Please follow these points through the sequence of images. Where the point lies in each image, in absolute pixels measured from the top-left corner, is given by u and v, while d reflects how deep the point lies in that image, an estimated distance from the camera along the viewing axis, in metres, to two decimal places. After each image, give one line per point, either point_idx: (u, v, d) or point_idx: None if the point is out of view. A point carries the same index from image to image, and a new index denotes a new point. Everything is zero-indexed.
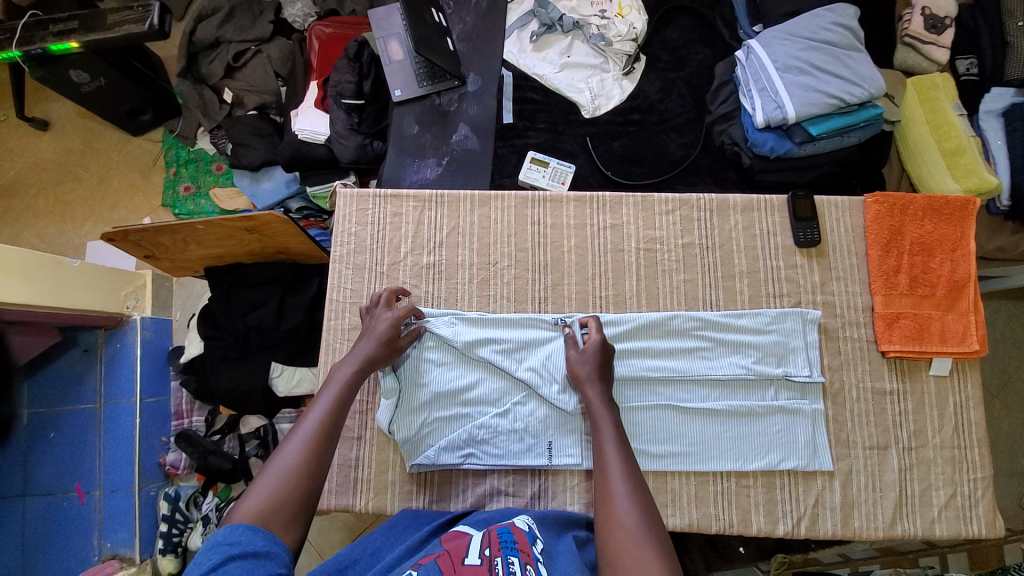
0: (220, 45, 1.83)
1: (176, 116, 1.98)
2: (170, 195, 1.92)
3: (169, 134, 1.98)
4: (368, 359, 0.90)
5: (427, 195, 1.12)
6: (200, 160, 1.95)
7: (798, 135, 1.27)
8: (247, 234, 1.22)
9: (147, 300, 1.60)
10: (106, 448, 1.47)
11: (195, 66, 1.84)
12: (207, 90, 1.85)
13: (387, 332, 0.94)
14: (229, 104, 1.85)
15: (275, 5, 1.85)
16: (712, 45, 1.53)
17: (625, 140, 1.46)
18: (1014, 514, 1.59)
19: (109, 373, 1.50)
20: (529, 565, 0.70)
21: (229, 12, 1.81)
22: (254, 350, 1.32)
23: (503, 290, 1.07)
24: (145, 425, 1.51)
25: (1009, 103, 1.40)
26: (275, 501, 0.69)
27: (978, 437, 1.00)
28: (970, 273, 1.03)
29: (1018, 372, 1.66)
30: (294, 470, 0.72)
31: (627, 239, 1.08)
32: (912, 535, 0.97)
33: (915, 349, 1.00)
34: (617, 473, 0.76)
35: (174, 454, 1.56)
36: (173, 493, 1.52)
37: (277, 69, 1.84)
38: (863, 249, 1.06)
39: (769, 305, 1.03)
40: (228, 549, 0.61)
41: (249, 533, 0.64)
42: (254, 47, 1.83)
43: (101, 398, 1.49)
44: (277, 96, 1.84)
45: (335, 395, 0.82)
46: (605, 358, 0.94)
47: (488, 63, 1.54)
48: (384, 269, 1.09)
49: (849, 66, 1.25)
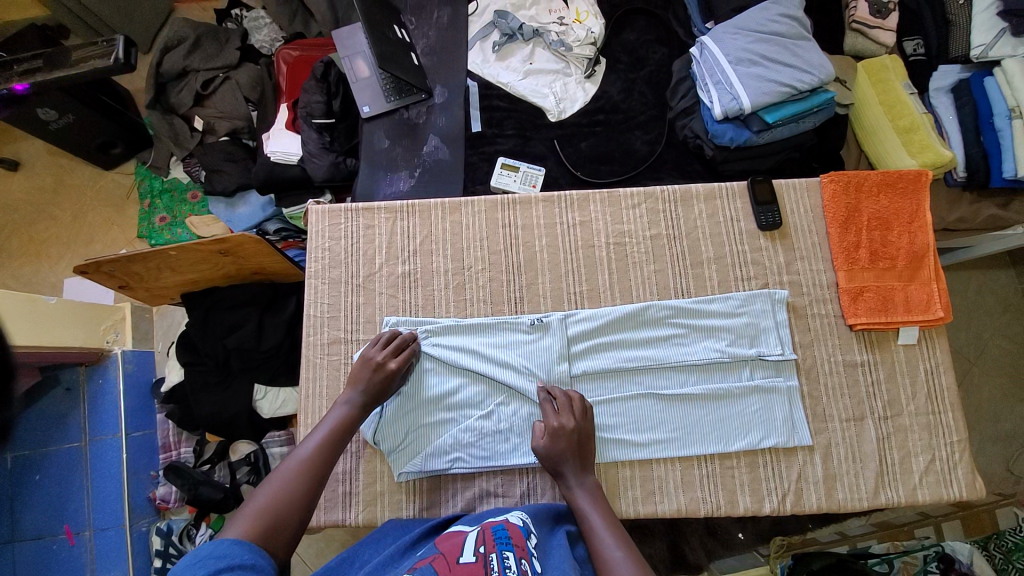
0: (187, 74, 1.85)
1: (147, 147, 2.00)
2: (145, 226, 1.94)
3: (141, 166, 1.99)
4: (371, 405, 0.95)
5: (398, 205, 1.12)
6: (174, 189, 1.97)
7: (755, 124, 1.30)
8: (221, 258, 1.21)
9: (127, 333, 1.61)
10: (94, 486, 1.45)
11: (163, 97, 1.86)
12: (178, 119, 1.87)
13: (383, 379, 0.95)
14: (200, 131, 1.88)
15: (241, 33, 1.92)
16: (669, 44, 1.58)
17: (592, 140, 1.50)
18: (1001, 477, 1.69)
19: (93, 410, 1.49)
20: (524, 560, 0.71)
21: (195, 41, 1.84)
22: (235, 373, 1.28)
23: (479, 294, 1.08)
24: (132, 460, 1.50)
25: (957, 80, 1.51)
26: (265, 527, 0.72)
27: (952, 401, 1.02)
28: (929, 243, 1.05)
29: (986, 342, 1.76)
30: (286, 496, 0.77)
31: (597, 235, 1.09)
32: (895, 503, 0.98)
33: (881, 321, 1.02)
34: (605, 534, 0.81)
35: (163, 488, 1.55)
36: (165, 527, 1.51)
37: (246, 94, 1.87)
38: (823, 228, 1.07)
39: (737, 289, 1.05)
40: (215, 562, 0.63)
41: (235, 546, 0.66)
42: (222, 74, 1.86)
43: (87, 436, 1.47)
44: (248, 121, 1.86)
45: (326, 432, 0.88)
46: (585, 427, 0.94)
47: (453, 74, 1.58)
48: (361, 281, 1.08)
49: (798, 55, 1.30)
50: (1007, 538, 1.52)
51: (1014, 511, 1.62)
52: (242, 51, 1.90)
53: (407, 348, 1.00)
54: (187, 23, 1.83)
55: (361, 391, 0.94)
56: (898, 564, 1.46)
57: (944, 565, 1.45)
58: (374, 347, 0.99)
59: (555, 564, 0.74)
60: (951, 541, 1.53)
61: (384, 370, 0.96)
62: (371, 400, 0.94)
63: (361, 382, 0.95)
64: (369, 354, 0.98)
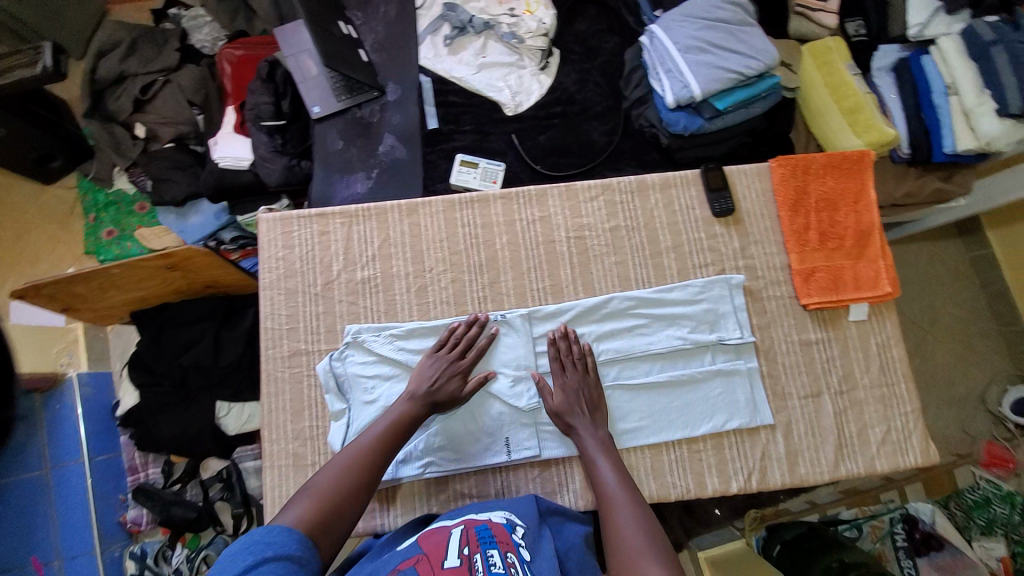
0: (126, 79, 1.79)
1: (90, 158, 1.89)
2: (92, 241, 1.83)
3: (85, 178, 1.87)
4: (429, 406, 0.94)
5: (353, 209, 1.09)
6: (121, 201, 1.86)
7: (707, 111, 1.33)
8: (169, 272, 1.16)
9: (82, 355, 1.55)
10: (60, 514, 1.38)
11: (101, 104, 1.79)
12: (118, 126, 1.79)
13: (450, 380, 0.96)
14: (143, 139, 1.79)
15: (180, 32, 1.83)
16: (621, 33, 1.59)
17: (550, 133, 1.50)
18: (960, 438, 1.85)
19: (52, 436, 1.42)
20: (510, 553, 0.73)
21: (130, 45, 1.77)
22: (195, 392, 1.23)
23: (442, 296, 1.06)
24: (97, 485, 1.44)
25: (896, 59, 1.57)
26: (320, 514, 0.77)
27: (904, 372, 1.05)
28: (875, 220, 1.08)
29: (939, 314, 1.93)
30: (339, 489, 0.80)
31: (557, 229, 1.08)
32: (856, 474, 1.01)
33: (833, 298, 1.05)
34: (623, 508, 0.85)
35: (134, 511, 1.49)
36: (139, 551, 1.47)
37: (190, 97, 1.78)
38: (775, 211, 1.10)
39: (696, 276, 1.07)
40: (262, 550, 0.66)
41: (284, 534, 0.70)
42: (162, 77, 1.79)
43: (48, 464, 1.40)
44: (194, 125, 1.79)
45: (383, 429, 0.90)
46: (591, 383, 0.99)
47: (405, 70, 1.54)
48: (318, 289, 1.05)
49: (743, 41, 1.32)
50: (967, 497, 1.68)
51: (971, 471, 1.77)
52: (181, 52, 1.83)
53: (473, 345, 1.00)
54: (121, 27, 1.76)
55: (426, 389, 0.94)
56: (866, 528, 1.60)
57: (908, 527, 1.60)
58: (443, 350, 0.99)
59: (539, 561, 0.76)
60: (913, 502, 1.66)
61: (456, 373, 0.97)
62: (437, 399, 0.94)
63: (428, 378, 0.95)
64: (437, 355, 0.98)
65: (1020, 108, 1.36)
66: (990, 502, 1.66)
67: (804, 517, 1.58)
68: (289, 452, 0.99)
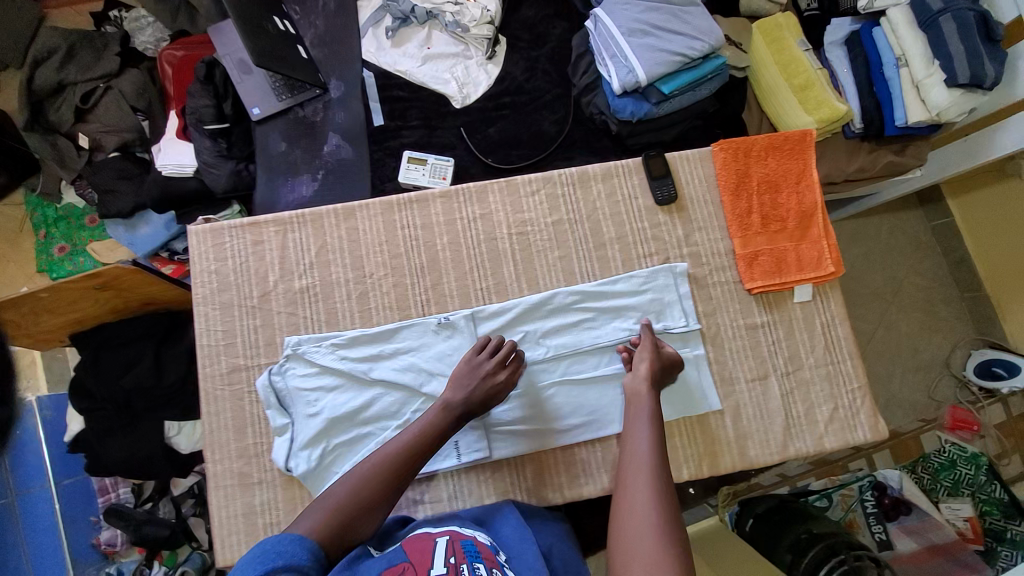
0: (65, 88, 1.71)
1: (37, 172, 1.84)
2: (44, 259, 1.80)
3: (32, 195, 1.84)
4: (466, 413, 0.92)
5: (287, 216, 1.06)
6: (71, 216, 1.82)
7: (653, 96, 1.31)
8: (100, 292, 1.12)
9: (39, 377, 1.59)
10: (28, 540, 1.50)
11: (41, 116, 1.71)
12: (61, 138, 1.72)
13: (490, 391, 0.93)
14: (87, 149, 1.73)
15: (120, 36, 1.75)
16: (569, 18, 1.55)
17: (500, 124, 1.47)
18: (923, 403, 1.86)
19: (14, 464, 1.52)
20: (495, 569, 0.71)
21: (68, 51, 1.70)
22: (141, 414, 1.20)
23: (383, 301, 1.04)
24: (66, 510, 1.53)
25: (849, 32, 1.53)
26: (337, 524, 0.76)
27: (851, 350, 1.06)
28: (817, 200, 1.08)
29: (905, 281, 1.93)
30: (360, 496, 0.79)
31: (499, 226, 1.06)
32: (805, 454, 1.02)
33: (777, 281, 1.05)
34: (641, 489, 0.77)
35: (108, 532, 1.49)
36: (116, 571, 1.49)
37: (133, 103, 1.71)
38: (718, 196, 1.09)
39: (640, 266, 1.06)
40: (273, 559, 0.65)
41: (295, 543, 0.69)
42: (103, 84, 1.71)
43: (13, 491, 1.51)
44: (139, 132, 1.72)
45: (412, 434, 0.87)
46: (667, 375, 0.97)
47: (348, 65, 1.49)
48: (255, 302, 1.02)
49: (687, 21, 1.29)
50: (932, 460, 1.73)
51: (936, 435, 1.79)
52: (122, 56, 1.74)
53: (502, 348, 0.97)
54: (58, 33, 1.70)
55: (462, 398, 0.91)
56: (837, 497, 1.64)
57: (877, 492, 1.63)
58: (481, 353, 0.96)
59: None
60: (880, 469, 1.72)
61: (491, 379, 0.94)
62: (471, 408, 0.92)
63: (465, 387, 0.92)
64: (475, 358, 0.95)
65: (968, 78, 1.30)
66: (955, 464, 1.70)
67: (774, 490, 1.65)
68: (234, 472, 0.98)
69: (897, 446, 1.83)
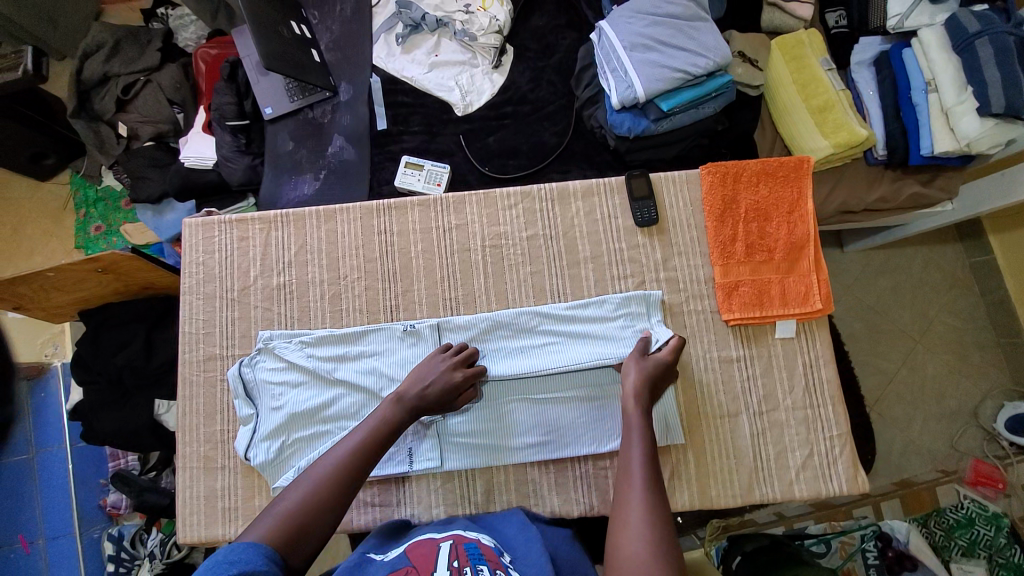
0: (109, 80, 1.80)
1: (82, 156, 1.97)
2: (82, 236, 1.93)
3: (77, 175, 1.97)
4: (419, 410, 0.90)
5: (272, 215, 1.10)
6: (109, 198, 1.95)
7: (652, 113, 1.27)
8: (100, 275, 1.21)
9: (66, 345, 1.71)
10: (42, 496, 1.62)
11: (87, 105, 1.80)
12: (104, 126, 1.81)
13: (449, 387, 0.93)
14: (126, 138, 1.82)
15: (163, 33, 1.85)
16: (579, 29, 1.53)
17: (500, 134, 1.47)
18: (947, 455, 1.69)
19: (36, 423, 1.64)
20: (499, 570, 0.72)
21: (114, 46, 1.80)
22: (132, 390, 1.28)
23: (355, 303, 1.06)
24: (77, 470, 1.63)
25: (877, 52, 1.44)
26: (292, 527, 0.69)
27: (832, 394, 1.00)
28: (809, 233, 1.03)
29: (936, 319, 1.76)
30: (316, 498, 0.73)
31: (473, 238, 1.07)
32: (770, 499, 0.97)
33: (757, 314, 1.00)
34: (637, 497, 0.73)
35: (114, 495, 1.59)
36: (117, 533, 1.56)
37: (170, 97, 1.79)
38: (701, 221, 1.05)
39: (614, 291, 1.05)
40: (227, 568, 0.59)
41: (250, 550, 0.63)
42: (144, 77, 1.80)
43: (33, 448, 1.63)
44: (174, 123, 1.80)
45: (366, 431, 0.83)
46: (658, 375, 0.92)
47: (357, 70, 1.53)
48: (235, 294, 1.07)
49: (692, 38, 1.25)
50: (947, 516, 1.56)
51: (954, 488, 1.62)
52: (163, 52, 1.83)
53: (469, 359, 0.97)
54: (106, 28, 1.79)
55: (416, 393, 0.90)
56: (835, 544, 1.48)
57: (881, 543, 1.47)
58: (444, 354, 0.97)
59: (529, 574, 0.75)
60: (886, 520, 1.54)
61: (451, 378, 0.94)
62: (425, 405, 0.90)
63: (422, 383, 0.92)
64: (437, 360, 0.96)
65: (1003, 108, 1.20)
66: (974, 522, 1.53)
67: (769, 528, 1.53)
68: (200, 455, 1.03)
69: (907, 496, 1.62)
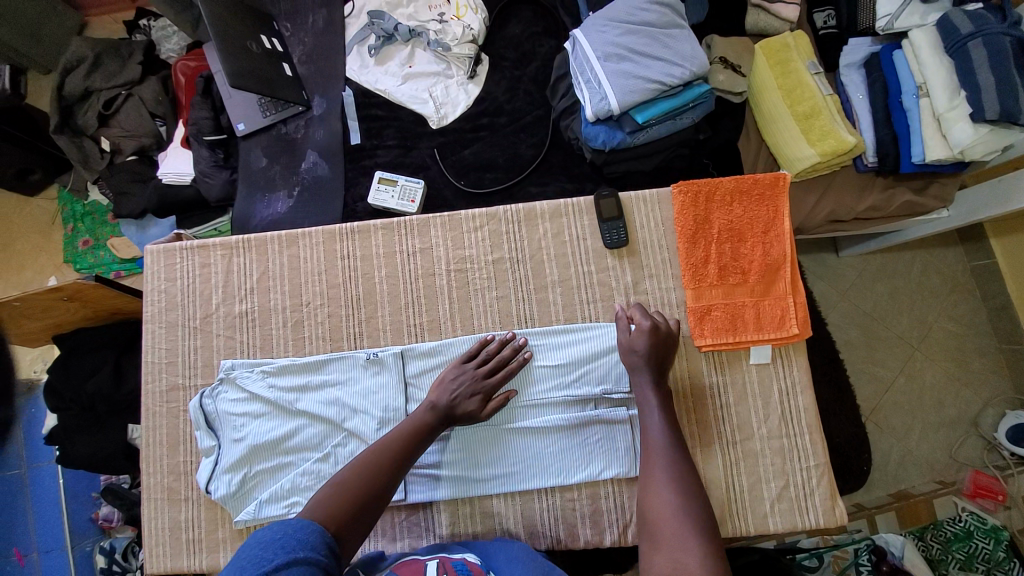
0: (92, 95, 1.72)
1: (68, 170, 1.90)
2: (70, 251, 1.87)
3: (64, 190, 1.90)
4: (452, 415, 0.92)
5: (233, 240, 1.08)
6: (95, 212, 1.87)
7: (627, 125, 1.23)
8: (68, 303, 1.21)
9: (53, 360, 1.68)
10: (35, 511, 1.61)
11: (70, 119, 1.73)
12: (88, 141, 1.74)
13: (477, 393, 0.93)
14: (110, 152, 1.75)
15: (145, 45, 1.76)
16: (557, 36, 1.48)
17: (476, 147, 1.43)
18: (947, 468, 1.63)
19: (27, 439, 1.65)
20: None
21: (95, 60, 1.70)
22: (106, 415, 1.28)
23: (318, 331, 1.04)
24: (68, 485, 1.62)
25: (867, 54, 1.37)
26: (342, 512, 0.74)
27: (808, 423, 0.97)
28: (784, 254, 1.00)
29: (936, 325, 1.69)
30: (360, 484, 0.79)
31: (438, 262, 1.05)
32: (743, 532, 0.94)
33: (729, 340, 0.98)
34: (660, 477, 0.83)
35: (106, 508, 1.55)
36: (108, 546, 1.52)
37: (152, 110, 1.72)
38: (673, 242, 1.03)
39: (582, 316, 1.02)
40: (293, 549, 0.63)
41: (315, 534, 0.66)
42: (125, 91, 1.73)
43: (25, 463, 1.64)
44: (156, 137, 1.73)
45: (404, 429, 0.88)
46: (667, 336, 0.94)
47: (331, 83, 1.50)
48: (197, 323, 1.06)
49: (668, 46, 1.21)
50: (945, 529, 1.49)
51: (952, 501, 1.57)
52: (145, 65, 1.76)
53: (507, 366, 0.96)
54: (85, 41, 1.69)
55: (447, 401, 0.92)
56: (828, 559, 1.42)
57: (875, 557, 1.40)
58: (472, 362, 0.96)
59: None
60: (881, 533, 1.51)
61: (482, 384, 0.94)
62: (456, 415, 0.92)
63: (450, 391, 0.93)
64: (465, 364, 0.96)
65: (997, 114, 1.13)
66: (972, 536, 1.47)
67: (760, 544, 1.47)
68: (164, 486, 1.02)
69: (904, 508, 1.57)
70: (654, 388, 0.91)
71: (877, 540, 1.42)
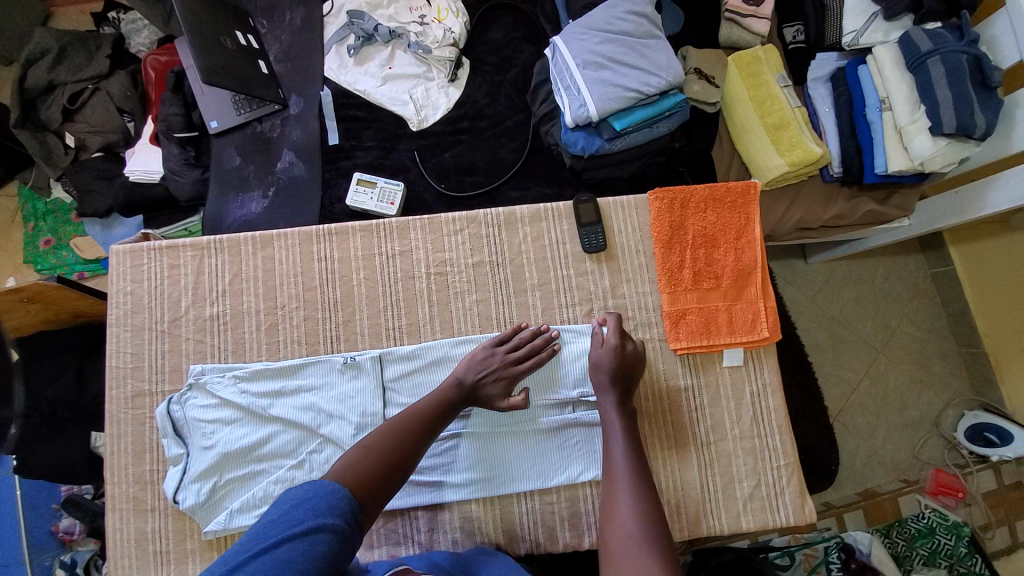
0: (56, 88, 1.65)
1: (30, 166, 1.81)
2: (29, 251, 1.78)
3: (24, 187, 1.81)
4: (478, 392, 0.93)
5: (205, 241, 1.05)
6: (58, 211, 1.79)
7: (605, 131, 1.25)
8: (27, 304, 1.16)
9: None
10: None
11: (33, 114, 1.65)
12: (50, 136, 1.66)
13: (505, 374, 0.93)
14: (75, 148, 1.68)
15: (114, 37, 1.70)
16: (537, 42, 1.50)
17: (456, 150, 1.43)
18: (909, 465, 1.70)
19: None
20: None
21: (60, 52, 1.64)
22: (67, 423, 1.22)
23: (293, 334, 1.02)
24: (25, 497, 1.53)
25: (834, 68, 1.43)
26: (366, 477, 0.77)
27: (778, 424, 1.00)
28: (755, 260, 1.03)
29: (899, 328, 1.77)
30: (387, 448, 0.82)
31: (418, 264, 1.04)
32: (717, 530, 0.96)
33: (702, 343, 1.00)
34: (624, 499, 0.82)
35: (66, 521, 1.51)
36: (68, 560, 1.47)
37: (120, 105, 1.66)
38: (650, 247, 1.05)
39: (561, 319, 1.03)
40: (320, 513, 0.67)
41: (339, 499, 0.70)
42: (92, 85, 1.65)
43: None
44: (124, 133, 1.67)
45: (433, 400, 0.90)
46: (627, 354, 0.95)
47: (308, 83, 1.48)
48: (165, 326, 1.02)
49: (644, 55, 1.23)
50: (910, 526, 1.55)
51: (915, 498, 1.63)
52: (113, 59, 1.69)
53: (535, 348, 0.97)
54: (51, 33, 1.64)
55: (474, 379, 0.92)
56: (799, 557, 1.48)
57: (844, 555, 1.45)
58: (499, 344, 0.97)
59: None
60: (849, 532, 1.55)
61: (508, 365, 0.94)
62: (479, 396, 0.93)
63: (478, 370, 0.93)
64: (493, 344, 0.97)
65: (953, 128, 1.19)
66: (935, 532, 1.53)
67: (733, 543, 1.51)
68: (130, 496, 0.98)
69: (870, 507, 1.62)
70: (617, 408, 0.92)
71: (846, 537, 1.46)
